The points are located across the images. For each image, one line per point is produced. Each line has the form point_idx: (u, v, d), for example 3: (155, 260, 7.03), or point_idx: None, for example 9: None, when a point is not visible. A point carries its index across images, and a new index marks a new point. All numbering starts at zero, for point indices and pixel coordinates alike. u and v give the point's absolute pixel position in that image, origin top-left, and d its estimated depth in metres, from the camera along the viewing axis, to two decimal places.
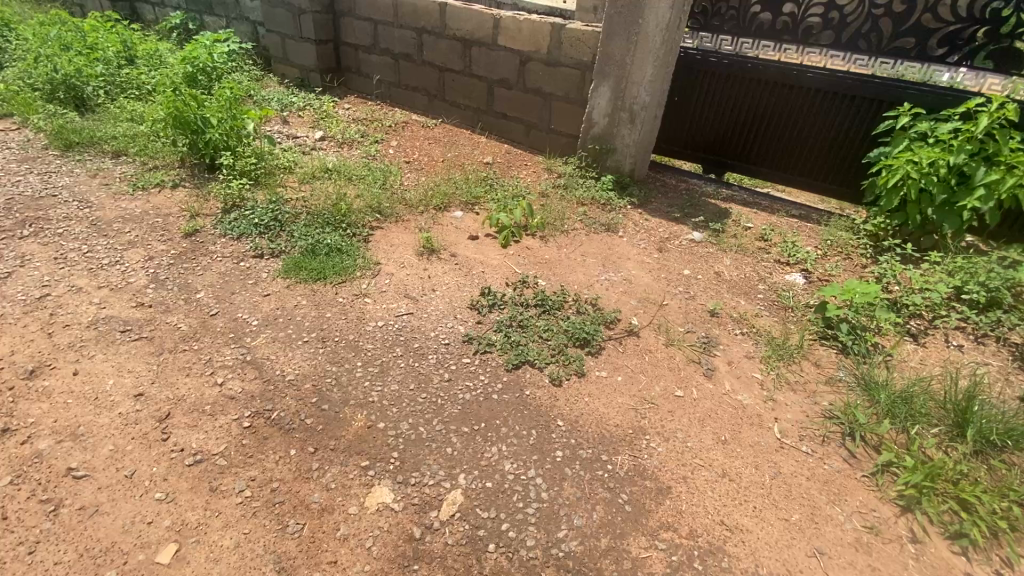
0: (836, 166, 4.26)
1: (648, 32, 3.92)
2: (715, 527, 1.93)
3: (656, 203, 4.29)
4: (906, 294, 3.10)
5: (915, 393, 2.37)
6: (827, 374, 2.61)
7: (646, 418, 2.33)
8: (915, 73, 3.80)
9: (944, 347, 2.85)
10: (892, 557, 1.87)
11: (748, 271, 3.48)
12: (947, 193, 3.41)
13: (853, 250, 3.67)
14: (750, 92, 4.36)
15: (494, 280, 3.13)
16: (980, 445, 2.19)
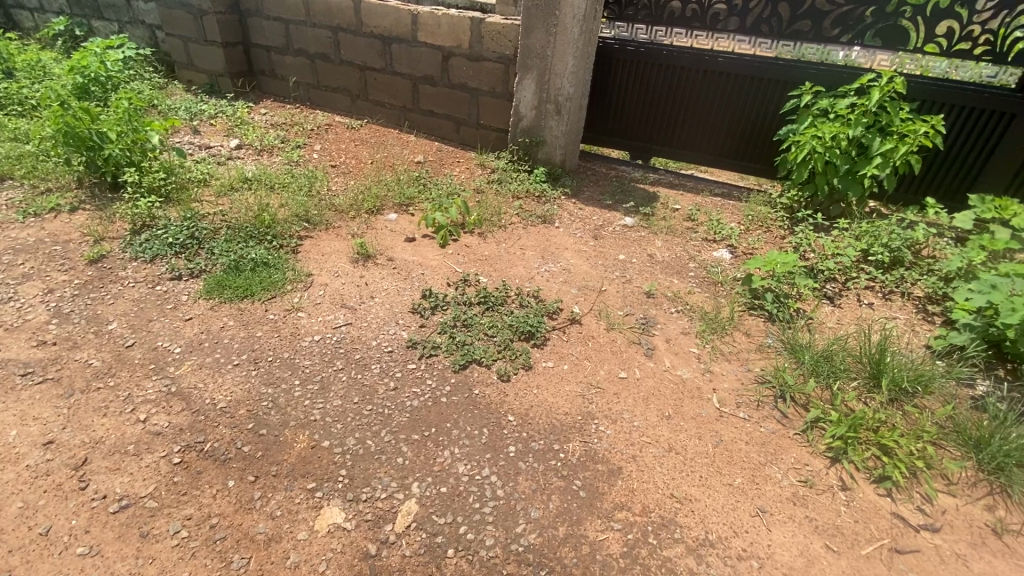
0: (752, 144, 4.50)
1: (566, 24, 3.95)
2: (666, 501, 1.99)
3: (589, 191, 4.37)
4: (821, 260, 3.34)
5: (835, 351, 2.55)
6: (758, 343, 2.77)
7: (594, 403, 2.38)
8: (813, 54, 4.07)
9: (857, 306, 3.09)
10: (826, 506, 2.01)
11: (679, 251, 3.62)
12: (849, 164, 3.68)
13: (772, 223, 3.91)
14: (668, 78, 4.52)
15: (434, 281, 3.08)
16: (894, 392, 2.40)
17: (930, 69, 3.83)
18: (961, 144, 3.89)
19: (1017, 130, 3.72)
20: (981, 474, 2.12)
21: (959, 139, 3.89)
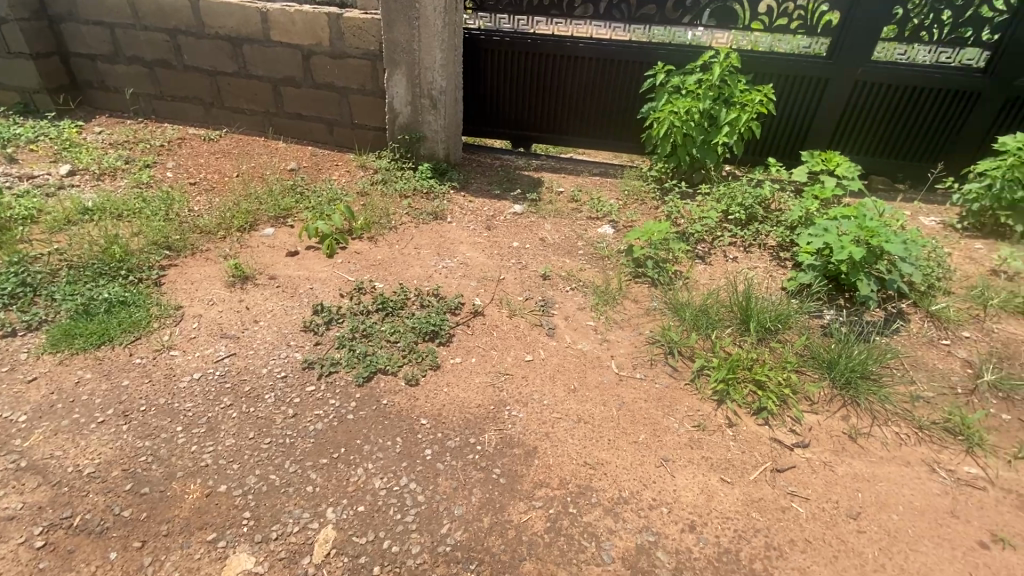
0: (620, 124, 4.79)
1: (428, 16, 3.88)
2: (581, 470, 2.10)
3: (476, 183, 4.39)
4: (690, 224, 3.67)
5: (710, 305, 2.83)
6: (646, 307, 2.98)
7: (504, 390, 2.42)
8: (661, 35, 4.40)
9: (725, 261, 3.44)
10: (718, 444, 2.24)
11: (567, 232, 3.77)
12: (704, 134, 4.06)
13: (646, 195, 4.21)
14: (535, 66, 4.66)
15: (325, 294, 2.93)
16: (761, 333, 2.72)
17: (759, 43, 4.30)
18: (790, 107, 4.46)
19: (831, 92, 4.32)
20: (835, 390, 2.48)
21: (788, 104, 4.45)
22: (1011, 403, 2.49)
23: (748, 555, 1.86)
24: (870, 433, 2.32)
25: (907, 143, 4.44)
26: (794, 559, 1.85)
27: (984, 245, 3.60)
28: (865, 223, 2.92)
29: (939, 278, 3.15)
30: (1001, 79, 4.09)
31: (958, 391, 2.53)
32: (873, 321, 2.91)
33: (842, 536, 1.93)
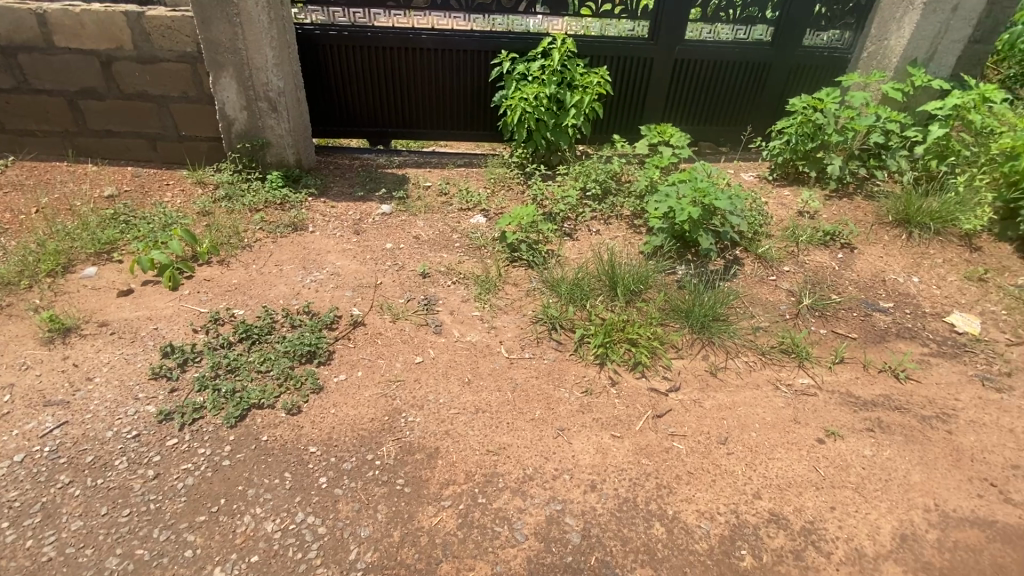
0: (476, 113, 4.85)
1: (249, 12, 3.52)
2: (484, 459, 2.12)
3: (336, 187, 4.15)
4: (554, 205, 3.85)
5: (583, 277, 3.01)
6: (525, 289, 3.08)
7: (397, 398, 2.35)
8: (501, 24, 4.49)
9: (590, 235, 3.67)
10: (606, 404, 2.40)
11: (439, 226, 3.75)
12: (554, 118, 4.26)
13: (510, 181, 4.33)
14: (380, 60, 4.52)
15: (175, 333, 2.59)
16: (629, 296, 2.96)
17: (590, 28, 4.57)
18: (625, 86, 4.85)
19: (657, 69, 4.78)
20: (694, 336, 2.79)
21: (623, 83, 4.84)
22: (824, 319, 3.01)
23: (643, 499, 2.03)
24: (726, 366, 2.66)
25: (723, 110, 5.08)
26: (681, 491, 2.06)
27: (791, 192, 4.27)
28: (698, 184, 3.28)
29: (761, 225, 3.67)
30: (785, 50, 4.80)
31: (785, 318, 3.00)
32: (715, 269, 3.32)
33: (717, 461, 2.19)
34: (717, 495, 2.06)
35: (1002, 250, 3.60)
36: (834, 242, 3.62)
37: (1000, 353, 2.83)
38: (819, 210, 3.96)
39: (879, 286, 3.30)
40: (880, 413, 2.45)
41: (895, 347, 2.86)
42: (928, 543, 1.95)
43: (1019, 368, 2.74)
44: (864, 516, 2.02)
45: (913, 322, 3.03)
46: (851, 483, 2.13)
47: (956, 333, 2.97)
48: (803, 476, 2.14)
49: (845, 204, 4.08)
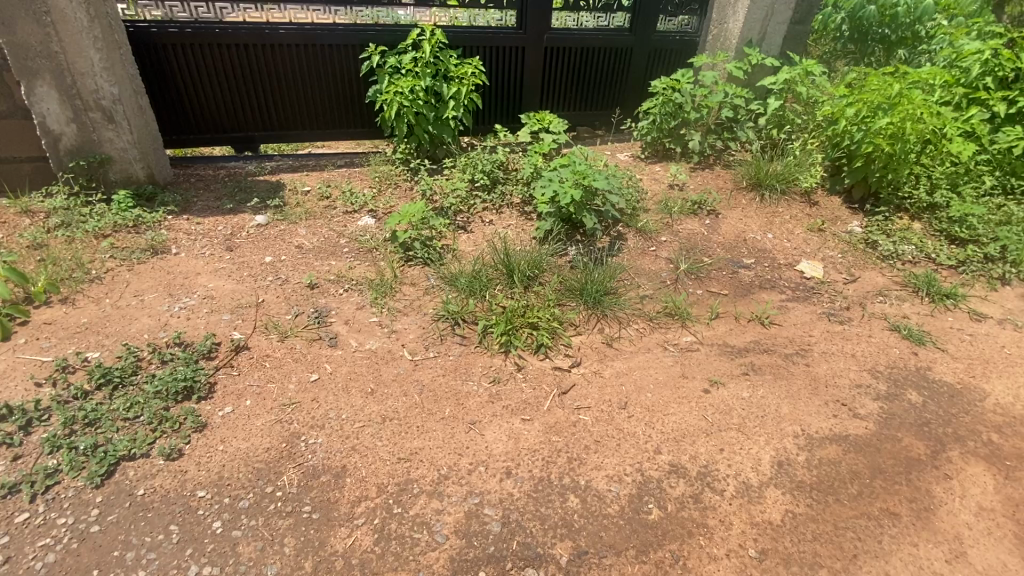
0: (351, 111, 4.64)
1: (63, 9, 3.05)
2: (396, 468, 2.06)
3: (200, 201, 3.76)
4: (444, 199, 3.82)
5: (480, 269, 3.03)
6: (423, 287, 3.03)
7: (293, 422, 2.21)
8: (365, 17, 4.32)
9: (483, 226, 3.69)
10: (515, 391, 2.45)
11: (325, 233, 3.55)
12: (434, 111, 4.20)
13: (397, 178, 4.21)
14: (235, 58, 4.14)
15: (13, 391, 2.22)
16: (526, 282, 3.02)
17: (459, 18, 4.57)
18: (501, 76, 4.91)
19: (530, 58, 4.88)
20: (590, 312, 2.93)
21: (498, 72, 4.89)
22: (700, 281, 3.31)
23: (557, 475, 2.10)
24: (621, 336, 2.82)
25: (595, 94, 5.33)
26: (591, 460, 2.17)
27: (661, 167, 4.62)
28: (577, 168, 3.42)
29: (638, 200, 3.93)
30: (643, 35, 5.13)
31: (667, 284, 3.25)
32: (602, 247, 3.51)
33: (620, 426, 2.32)
34: (623, 457, 2.19)
35: (833, 203, 4.17)
36: (702, 210, 3.98)
37: (840, 291, 3.29)
38: (686, 182, 4.32)
39: (742, 245, 3.68)
40: (752, 358, 2.75)
41: (759, 297, 3.22)
42: (799, 464, 2.22)
43: (855, 301, 3.20)
44: (747, 451, 2.25)
45: (771, 274, 3.43)
46: (734, 424, 2.37)
47: (805, 279, 3.40)
48: (695, 425, 2.35)
49: (708, 174, 4.49)
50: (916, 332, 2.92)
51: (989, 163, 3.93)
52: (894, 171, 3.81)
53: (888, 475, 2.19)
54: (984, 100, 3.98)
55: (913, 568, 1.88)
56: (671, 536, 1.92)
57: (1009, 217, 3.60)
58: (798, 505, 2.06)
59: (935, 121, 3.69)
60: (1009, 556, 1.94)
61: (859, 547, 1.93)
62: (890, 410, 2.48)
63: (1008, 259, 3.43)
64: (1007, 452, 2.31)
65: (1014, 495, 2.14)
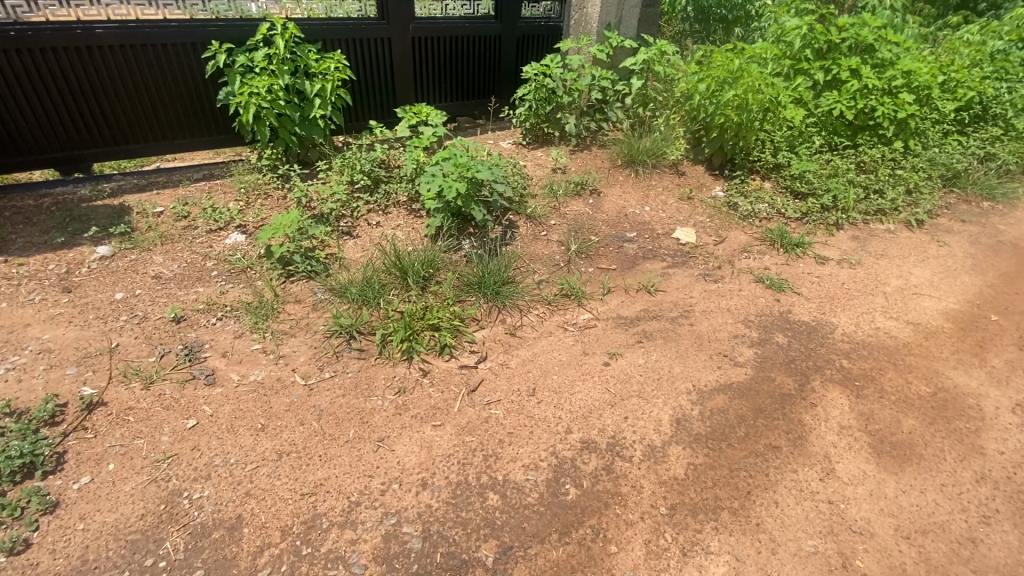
0: (201, 117, 4.15)
1: None
2: (300, 505, 1.91)
3: (20, 238, 3.18)
4: (322, 204, 3.57)
5: (371, 276, 2.89)
6: (310, 303, 2.83)
7: (171, 479, 1.97)
8: (204, 12, 3.90)
9: (370, 229, 3.52)
10: (421, 398, 2.37)
11: (187, 257, 3.17)
12: (299, 111, 3.88)
13: (267, 187, 3.87)
14: (43, 65, 3.51)
15: None
16: (421, 283, 2.93)
17: (315, 11, 4.33)
18: (369, 69, 4.68)
19: (397, 49, 4.70)
20: (490, 305, 2.92)
21: (365, 66, 4.65)
22: (590, 259, 3.44)
23: (474, 476, 2.07)
24: (523, 324, 2.85)
25: (470, 83, 5.28)
26: (506, 454, 2.17)
27: (543, 152, 4.71)
28: (458, 160, 3.34)
29: (523, 186, 3.98)
30: (509, 21, 5.15)
31: (560, 266, 3.33)
32: (495, 237, 3.50)
33: (531, 414, 2.35)
34: (536, 444, 2.21)
35: (698, 171, 4.53)
36: (584, 190, 4.13)
37: (712, 252, 3.60)
38: (567, 164, 4.45)
39: (624, 220, 3.88)
40: (644, 326, 2.92)
41: (644, 268, 3.42)
42: (695, 417, 2.40)
43: (724, 260, 3.52)
44: (648, 415, 2.39)
45: (653, 244, 3.66)
46: (635, 391, 2.50)
47: (681, 245, 3.67)
48: (601, 399, 2.45)
49: (586, 155, 4.66)
50: (777, 281, 3.28)
51: (817, 125, 4.45)
52: (744, 138, 4.22)
53: (768, 414, 2.44)
54: (806, 70, 4.54)
55: (796, 492, 2.12)
56: (589, 512, 1.99)
57: (836, 170, 4.16)
58: (697, 457, 2.23)
59: (770, 91, 4.15)
60: (867, 464, 2.26)
61: (751, 484, 2.14)
62: (763, 354, 2.77)
63: (839, 207, 3.97)
64: (855, 374, 2.68)
65: (865, 410, 2.49)
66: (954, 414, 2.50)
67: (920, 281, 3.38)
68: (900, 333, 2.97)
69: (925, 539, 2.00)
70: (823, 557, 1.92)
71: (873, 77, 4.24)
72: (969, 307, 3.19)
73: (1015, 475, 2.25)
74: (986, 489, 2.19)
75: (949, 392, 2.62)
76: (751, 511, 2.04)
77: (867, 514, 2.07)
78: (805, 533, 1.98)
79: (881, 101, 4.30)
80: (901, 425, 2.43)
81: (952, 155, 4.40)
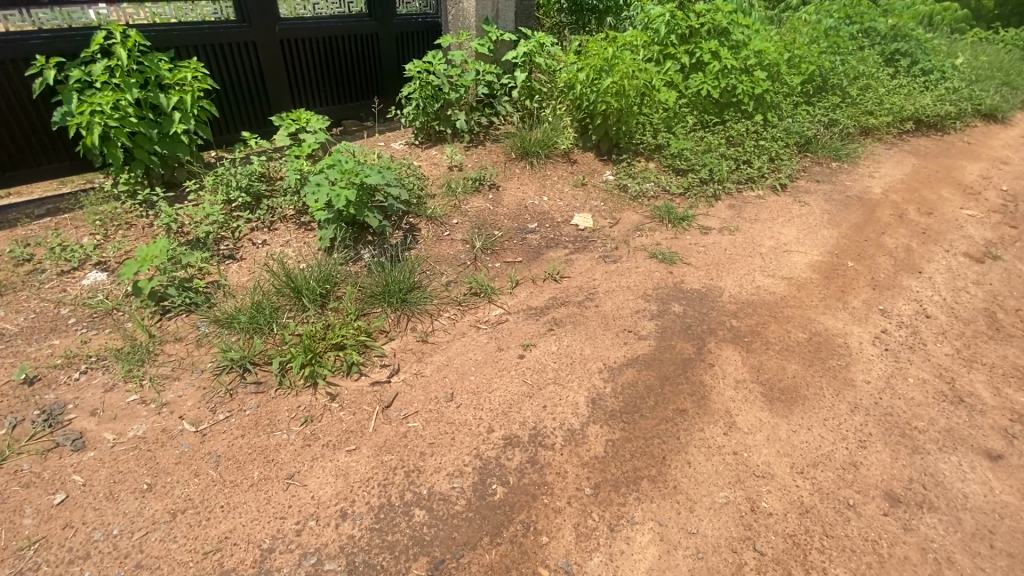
0: (35, 143, 3.61)
1: None
2: (203, 565, 1.76)
3: None
4: (196, 228, 3.24)
5: (260, 300, 2.67)
6: (193, 340, 2.58)
7: (41, 566, 1.75)
8: (22, 23, 3.41)
9: (256, 249, 3.26)
10: (331, 423, 2.25)
11: (35, 306, 2.75)
12: (156, 127, 3.47)
13: (129, 216, 3.44)
14: None
15: None
16: (319, 301, 2.76)
17: (160, 14, 3.93)
18: (236, 76, 4.31)
19: (264, 53, 4.38)
20: (397, 314, 2.82)
21: (231, 73, 4.28)
22: (496, 254, 3.44)
23: (397, 495, 2.00)
24: (434, 329, 2.79)
25: (351, 85, 5.06)
26: (429, 465, 2.11)
27: (437, 150, 4.64)
28: (344, 166, 3.17)
29: (419, 186, 3.88)
30: (384, 19, 4.99)
31: (466, 265, 3.30)
32: (395, 242, 3.38)
33: (450, 419, 2.31)
34: (459, 449, 2.18)
35: (588, 157, 4.68)
36: (482, 185, 4.11)
37: (608, 234, 3.75)
38: (463, 161, 4.41)
39: (525, 212, 3.93)
40: (553, 314, 2.97)
41: (548, 257, 3.48)
42: (608, 394, 2.49)
43: (621, 240, 3.68)
44: (566, 400, 2.44)
45: (554, 233, 3.74)
46: (550, 378, 2.55)
47: (581, 230, 3.79)
48: (519, 392, 2.46)
49: (481, 150, 4.65)
50: (668, 255, 3.50)
51: (689, 105, 4.78)
52: (626, 122, 4.43)
53: (674, 380, 2.59)
54: (673, 54, 4.84)
55: (705, 450, 2.28)
56: (518, 508, 2.00)
57: (709, 145, 4.50)
58: (615, 433, 2.31)
59: (644, 77, 4.39)
60: (762, 412, 2.47)
61: (665, 449, 2.26)
62: (664, 324, 2.94)
63: (715, 179, 4.30)
64: (744, 331, 2.93)
65: (755, 363, 2.73)
66: (828, 354, 2.82)
67: (788, 240, 3.76)
68: (777, 288, 3.28)
69: (816, 471, 2.24)
70: (734, 505, 2.08)
71: (730, 58, 4.65)
72: (831, 258, 3.60)
73: (880, 399, 2.59)
74: (860, 416, 2.49)
75: (822, 335, 2.94)
76: (667, 475, 2.16)
77: (766, 458, 2.27)
78: (716, 487, 2.14)
79: (739, 80, 4.72)
80: (785, 371, 2.69)
81: (803, 124, 4.93)
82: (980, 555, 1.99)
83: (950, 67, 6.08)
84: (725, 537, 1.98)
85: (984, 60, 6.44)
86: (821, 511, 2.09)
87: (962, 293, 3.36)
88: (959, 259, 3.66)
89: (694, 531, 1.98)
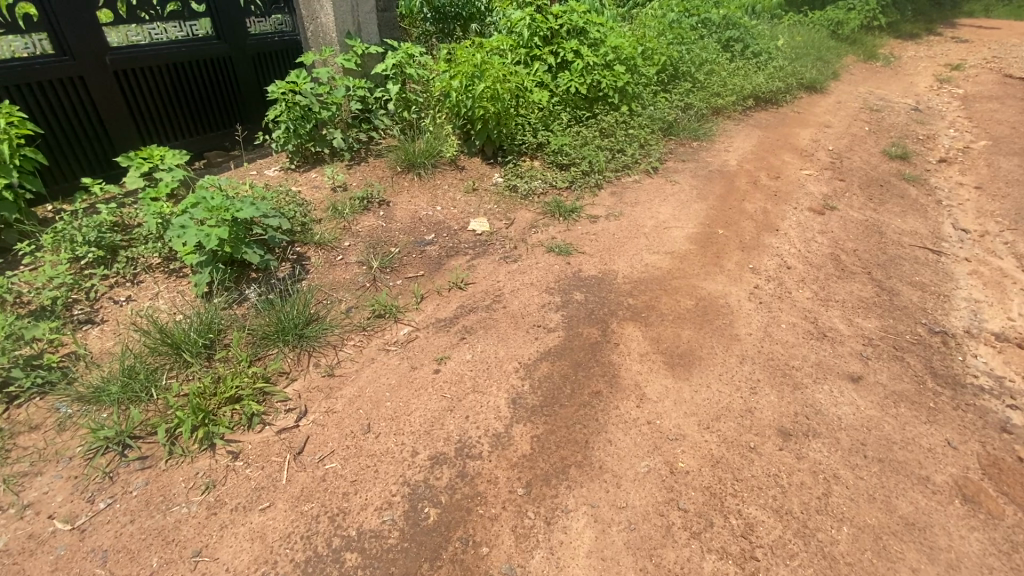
0: None
1: None
2: None
3: None
4: (38, 295, 2.81)
5: (131, 365, 2.38)
6: (54, 425, 2.25)
7: None
8: None
9: (119, 307, 2.89)
10: (237, 483, 2.06)
11: None
12: None
13: None
14: None
15: None
16: (204, 353, 2.51)
17: None
18: (65, 117, 3.79)
19: (96, 88, 3.89)
20: (297, 352, 2.65)
21: (57, 114, 3.75)
22: (395, 271, 3.35)
23: (323, 544, 1.89)
24: (340, 361, 2.65)
25: (208, 115, 4.66)
26: (354, 504, 2.02)
27: (317, 173, 4.42)
28: (210, 203, 2.91)
29: (302, 213, 3.67)
30: (236, 41, 4.65)
31: (366, 287, 3.18)
32: (283, 276, 3.17)
33: (370, 451, 2.21)
34: (384, 480, 2.10)
35: (475, 162, 4.72)
36: (370, 204, 3.99)
37: (505, 235, 3.82)
38: (346, 181, 4.25)
39: (420, 224, 3.87)
40: (463, 322, 2.96)
41: (449, 266, 3.46)
42: (527, 392, 2.54)
43: (518, 240, 3.76)
44: (486, 406, 2.45)
45: (452, 241, 3.73)
46: (469, 388, 2.54)
47: (478, 235, 3.81)
48: (438, 408, 2.43)
49: (364, 167, 4.50)
50: (563, 247, 3.64)
51: (561, 103, 4.98)
52: (506, 124, 4.54)
53: (585, 365, 2.70)
54: (539, 56, 5.04)
55: (623, 425, 2.40)
56: (454, 526, 1.97)
57: (585, 139, 4.75)
58: (538, 428, 2.36)
59: (514, 79, 4.53)
60: (666, 379, 2.67)
61: (587, 433, 2.36)
62: (570, 314, 3.05)
63: (595, 170, 4.55)
64: (641, 308, 3.13)
65: (655, 335, 2.93)
66: (714, 316, 3.10)
67: (666, 217, 4.08)
68: (663, 264, 3.55)
69: (720, 423, 2.45)
70: (655, 472, 2.22)
71: (589, 56, 4.96)
72: (704, 228, 3.97)
73: (762, 348, 2.89)
74: (748, 366, 2.77)
75: (707, 300, 3.23)
76: (593, 457, 2.25)
77: (678, 421, 2.45)
78: (638, 458, 2.26)
79: (602, 75, 5.02)
80: (681, 338, 2.92)
81: (663, 110, 5.37)
82: (858, 466, 2.30)
83: (774, 49, 6.94)
84: (652, 503, 2.10)
85: (799, 40, 7.44)
86: (729, 459, 2.30)
87: (812, 242, 3.86)
88: (806, 214, 4.20)
89: (624, 505, 2.09)
